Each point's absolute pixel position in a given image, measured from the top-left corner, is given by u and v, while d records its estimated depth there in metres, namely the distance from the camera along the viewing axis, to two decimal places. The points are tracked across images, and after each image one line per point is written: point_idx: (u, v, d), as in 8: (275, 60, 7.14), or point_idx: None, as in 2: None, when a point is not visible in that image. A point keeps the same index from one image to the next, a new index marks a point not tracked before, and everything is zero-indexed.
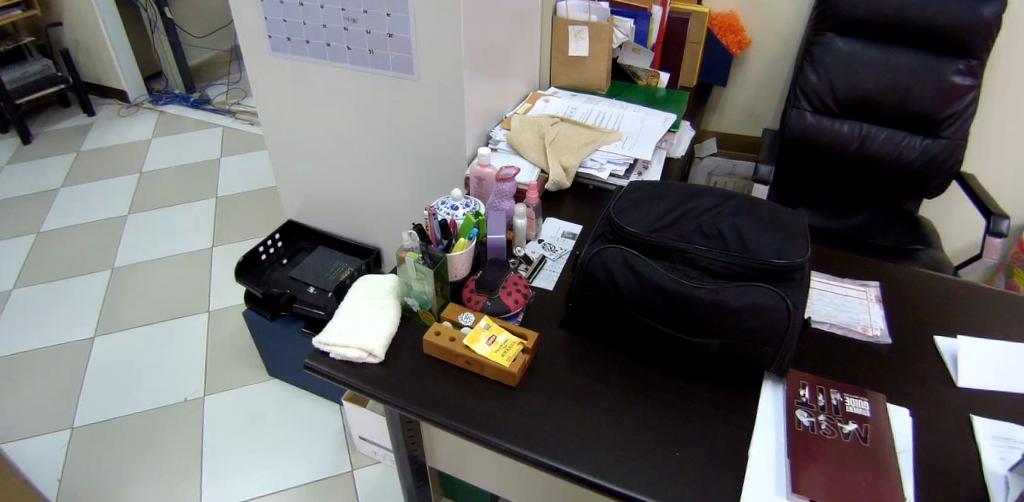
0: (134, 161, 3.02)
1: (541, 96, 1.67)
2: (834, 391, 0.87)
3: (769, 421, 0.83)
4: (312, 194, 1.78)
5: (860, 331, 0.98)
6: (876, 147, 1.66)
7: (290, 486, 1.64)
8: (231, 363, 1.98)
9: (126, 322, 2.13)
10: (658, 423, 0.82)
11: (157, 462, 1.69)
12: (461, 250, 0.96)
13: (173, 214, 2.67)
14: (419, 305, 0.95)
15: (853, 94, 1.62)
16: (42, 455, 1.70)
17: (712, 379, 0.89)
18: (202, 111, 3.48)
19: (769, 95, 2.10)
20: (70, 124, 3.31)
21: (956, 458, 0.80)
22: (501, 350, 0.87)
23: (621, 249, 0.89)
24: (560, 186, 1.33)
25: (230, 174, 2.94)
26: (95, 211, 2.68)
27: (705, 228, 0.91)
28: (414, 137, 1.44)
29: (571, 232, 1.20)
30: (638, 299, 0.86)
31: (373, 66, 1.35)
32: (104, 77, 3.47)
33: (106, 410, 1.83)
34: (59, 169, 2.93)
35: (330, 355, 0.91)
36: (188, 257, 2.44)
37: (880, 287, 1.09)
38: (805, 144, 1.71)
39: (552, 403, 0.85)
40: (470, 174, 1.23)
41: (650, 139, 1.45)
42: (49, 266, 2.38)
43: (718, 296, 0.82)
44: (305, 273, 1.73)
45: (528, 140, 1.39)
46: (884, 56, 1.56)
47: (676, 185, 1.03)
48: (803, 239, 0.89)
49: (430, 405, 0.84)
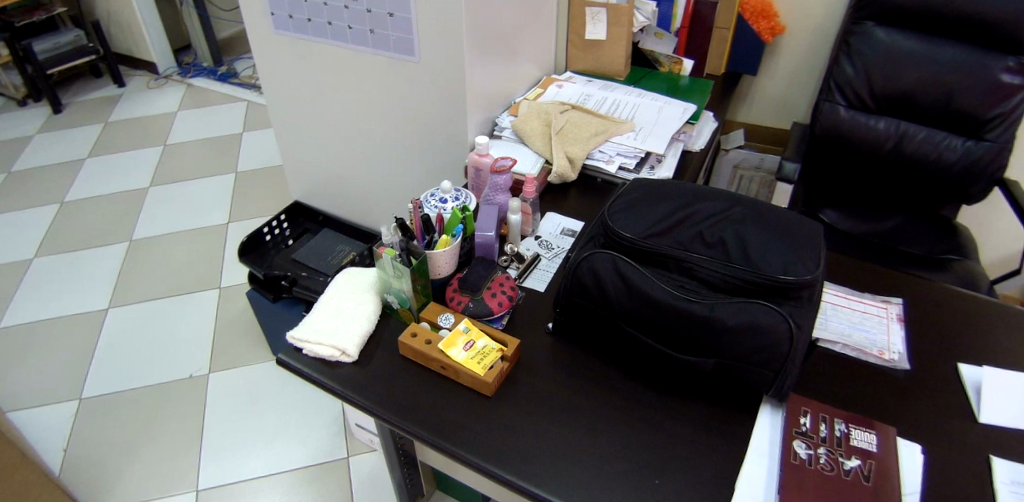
0: (159, 133, 3.04)
1: (554, 81, 1.59)
2: (838, 420, 0.81)
3: (763, 451, 0.78)
4: (320, 175, 1.75)
5: (875, 354, 0.91)
6: (914, 147, 1.53)
7: (285, 470, 1.64)
8: (236, 342, 1.98)
9: (140, 295, 2.16)
10: (643, 448, 0.77)
11: (159, 437, 1.71)
12: (444, 247, 0.90)
13: (193, 187, 2.69)
14: (398, 303, 0.90)
15: (890, 90, 1.50)
16: (51, 424, 1.74)
17: (707, 401, 0.83)
18: (229, 84, 3.47)
19: (802, 86, 1.98)
20: (100, 94, 3.35)
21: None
22: (478, 357, 0.82)
23: (612, 256, 0.83)
24: (564, 179, 1.26)
25: (251, 149, 2.94)
26: (117, 182, 2.71)
27: (705, 236, 0.84)
28: (417, 122, 1.39)
29: (571, 229, 1.13)
30: (628, 310, 0.80)
31: (375, 47, 1.30)
32: (135, 49, 3.49)
33: (114, 383, 1.86)
34: (87, 140, 2.97)
35: (303, 352, 0.87)
36: (204, 231, 2.45)
37: (902, 304, 1.01)
38: (835, 142, 1.60)
39: (529, 415, 0.80)
40: (468, 163, 1.16)
41: (666, 131, 1.36)
42: (70, 236, 2.42)
43: (713, 313, 0.76)
44: (309, 255, 1.70)
45: (534, 129, 1.32)
46: (927, 48, 1.44)
47: (680, 185, 0.95)
48: (816, 251, 0.82)
49: (400, 412, 0.80)
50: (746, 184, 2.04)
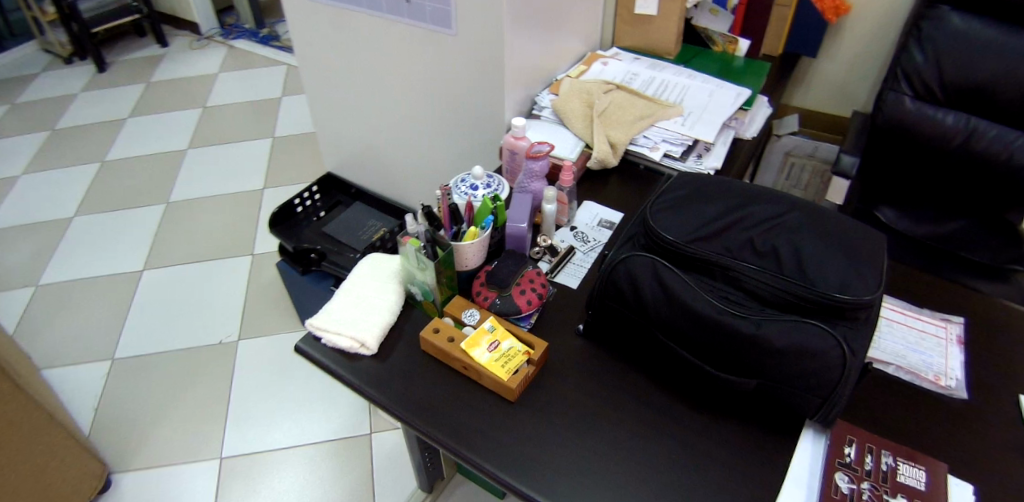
0: (199, 95, 3.05)
1: (599, 57, 1.49)
2: (886, 453, 0.74)
3: (800, 481, 0.72)
4: (353, 147, 1.71)
5: (931, 379, 0.84)
6: (987, 144, 1.39)
7: (308, 443, 1.64)
8: (266, 310, 1.99)
9: (175, 258, 2.18)
10: (670, 470, 0.72)
11: (186, 401, 1.74)
12: (472, 239, 0.84)
13: (231, 152, 2.69)
14: (421, 295, 0.86)
15: (966, 82, 1.37)
16: (85, 382, 1.78)
17: (745, 419, 0.77)
18: (270, 47, 3.44)
19: (866, 72, 1.82)
20: (143, 53, 3.37)
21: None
22: (502, 359, 0.77)
23: (652, 259, 0.77)
24: (605, 165, 1.18)
25: (289, 114, 2.92)
26: (157, 143, 2.73)
27: (756, 243, 0.76)
28: (451, 98, 1.32)
29: (609, 221, 1.06)
30: (664, 318, 0.74)
31: (411, 18, 1.23)
32: (179, 9, 3.50)
33: (146, 345, 1.89)
34: (129, 100, 3.00)
35: (322, 341, 0.84)
36: (240, 196, 2.46)
37: (963, 325, 0.93)
38: (901, 135, 1.47)
39: (551, 424, 0.75)
40: (503, 145, 1.10)
41: (717, 118, 1.27)
42: (110, 196, 2.46)
43: (758, 331, 0.69)
44: (339, 230, 1.67)
45: (576, 110, 1.25)
46: (1007, 38, 1.30)
47: (733, 182, 0.87)
48: (879, 269, 0.74)
49: (416, 413, 0.76)
50: (798, 172, 1.93)
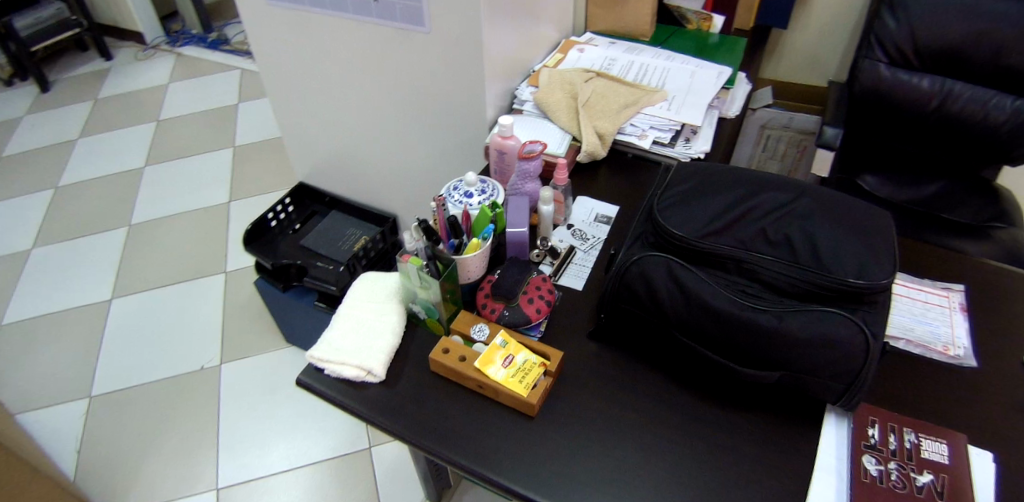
0: (151, 109, 2.90)
1: (574, 44, 1.44)
2: (908, 430, 0.74)
3: (829, 469, 0.71)
4: (324, 155, 1.64)
5: (940, 351, 0.84)
6: (962, 105, 1.41)
7: (306, 463, 1.59)
8: (247, 330, 1.91)
9: (145, 284, 2.08)
10: (700, 472, 0.70)
11: (174, 433, 1.66)
12: (474, 252, 0.81)
13: (191, 166, 2.57)
14: (425, 314, 0.82)
15: (940, 46, 1.37)
16: (64, 424, 1.69)
17: (766, 410, 0.75)
18: (221, 51, 3.29)
19: (836, 40, 1.82)
20: (87, 69, 3.19)
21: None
22: (519, 375, 0.74)
23: (664, 257, 0.74)
24: (594, 157, 1.15)
25: (248, 121, 2.80)
26: (112, 163, 2.60)
27: (769, 233, 0.75)
28: (427, 98, 1.27)
29: (605, 216, 1.04)
30: (682, 317, 0.72)
31: (379, 17, 1.17)
32: (120, 19, 3.31)
33: (124, 378, 1.80)
34: (77, 119, 2.84)
35: (325, 372, 0.79)
36: (206, 212, 2.35)
37: (965, 292, 0.93)
38: (878, 102, 1.48)
39: (575, 436, 0.72)
40: (490, 145, 1.05)
41: (701, 99, 1.24)
42: (68, 223, 2.33)
43: (779, 323, 0.68)
44: (317, 242, 1.60)
45: (559, 102, 1.21)
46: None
47: (738, 171, 0.86)
48: (892, 250, 0.73)
49: (433, 440, 0.72)
50: (774, 143, 1.92)
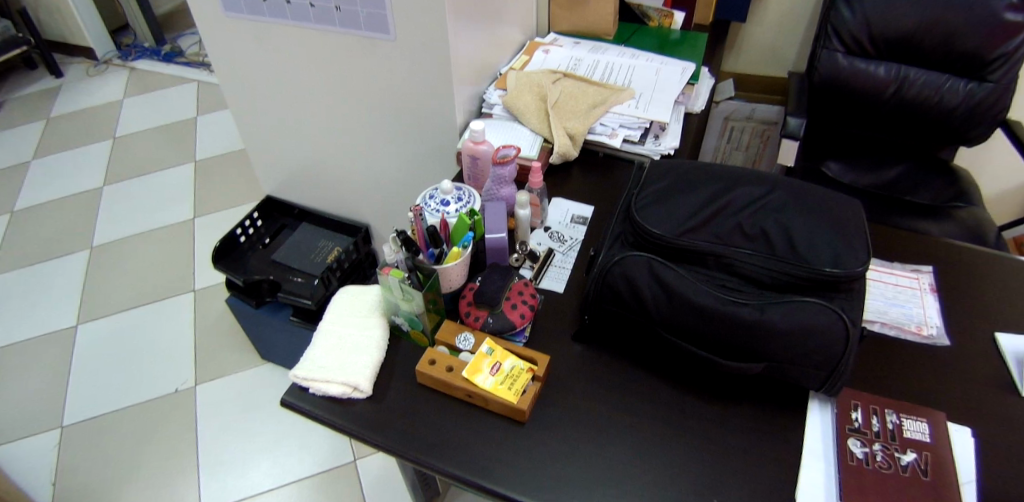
0: (107, 126, 2.81)
1: (539, 45, 1.45)
2: (889, 411, 0.77)
3: (817, 454, 0.73)
4: (291, 167, 1.61)
5: (914, 331, 0.87)
6: (916, 91, 1.47)
7: (291, 481, 1.57)
8: (221, 349, 1.87)
9: (112, 307, 2.02)
10: (693, 466, 0.71)
11: (153, 459, 1.62)
12: (455, 260, 0.80)
13: (152, 183, 2.49)
14: (408, 326, 0.81)
15: (893, 34, 1.41)
16: (34, 457, 1.63)
17: (752, 399, 0.77)
18: (176, 64, 3.20)
19: (792, 31, 1.87)
20: (36, 87, 3.07)
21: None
22: (507, 382, 0.74)
23: (645, 257, 0.75)
24: (566, 157, 1.16)
25: (209, 135, 2.73)
26: (69, 184, 2.50)
27: (745, 227, 0.77)
28: (395, 105, 1.26)
29: (581, 217, 1.05)
30: (666, 315, 0.73)
31: (343, 26, 1.16)
32: (67, 34, 3.19)
33: (96, 406, 1.74)
34: (28, 140, 2.73)
35: (310, 391, 0.78)
36: (171, 230, 2.29)
37: (933, 273, 0.97)
38: (837, 91, 1.52)
39: (568, 438, 0.73)
40: (462, 152, 1.05)
41: (668, 96, 1.26)
42: (26, 249, 2.24)
43: (762, 316, 0.70)
44: (288, 255, 1.58)
45: (528, 105, 1.21)
46: None
47: (711, 167, 0.88)
48: (863, 238, 0.76)
49: (427, 452, 0.72)
50: (738, 134, 1.96)
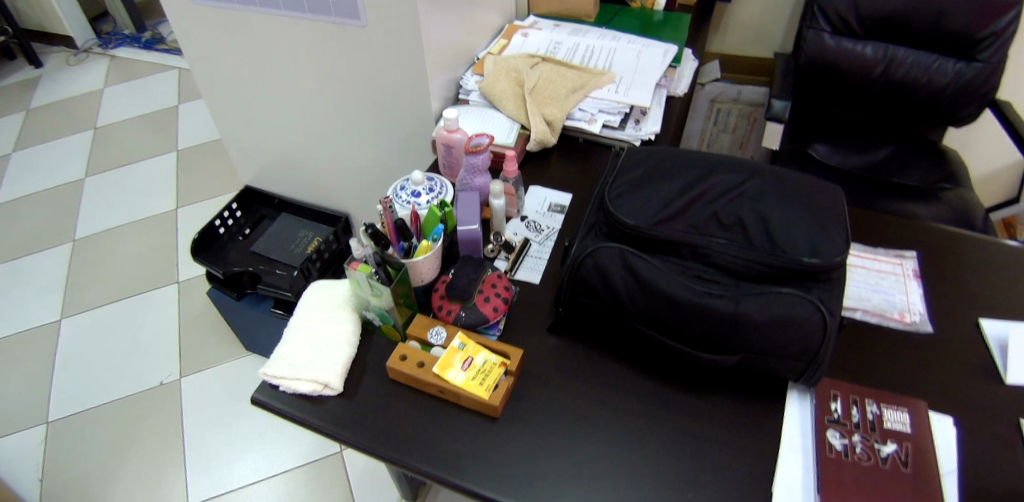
0: (87, 116, 2.75)
1: (518, 29, 1.42)
2: (869, 401, 0.76)
3: (796, 445, 0.73)
4: (270, 157, 1.58)
5: (897, 318, 0.86)
6: (903, 71, 1.45)
7: (277, 473, 1.57)
8: (206, 341, 1.85)
9: (95, 301, 1.99)
10: (668, 461, 0.70)
11: (139, 453, 1.61)
12: (425, 254, 0.79)
13: (134, 174, 2.45)
14: (380, 320, 0.80)
15: (878, 13, 1.39)
16: (20, 453, 1.62)
17: (729, 390, 0.77)
18: (157, 51, 3.14)
19: (778, 11, 1.84)
20: (15, 78, 3.01)
21: (1009, 486, 0.70)
22: (479, 377, 0.73)
23: (618, 248, 0.74)
24: (544, 144, 1.14)
25: (191, 124, 2.69)
26: (49, 176, 2.46)
27: (721, 216, 0.75)
28: (371, 93, 1.23)
29: (559, 205, 1.03)
30: (641, 307, 0.72)
31: (313, 12, 1.12)
32: (45, 22, 3.12)
33: (81, 401, 1.73)
34: (8, 132, 2.68)
35: (281, 389, 0.77)
36: (154, 222, 2.26)
37: (917, 258, 0.96)
38: (823, 71, 1.49)
39: (543, 434, 0.72)
40: (436, 140, 1.03)
41: (649, 79, 1.24)
42: (7, 243, 2.20)
43: (738, 308, 0.68)
44: (268, 247, 1.55)
45: (505, 90, 1.19)
46: None
47: (687, 153, 0.86)
48: (841, 226, 0.75)
49: (399, 451, 0.71)
50: (724, 117, 1.94)
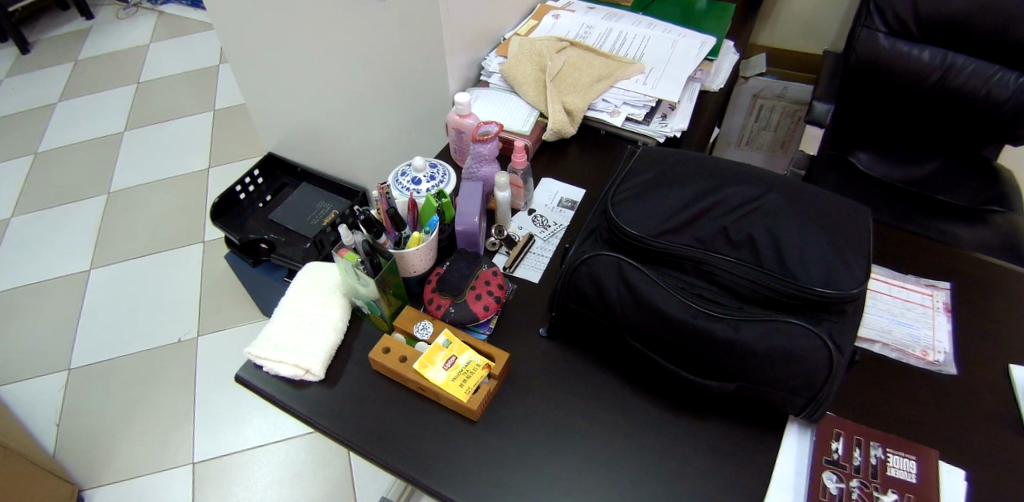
0: (131, 70, 2.81)
1: (549, 9, 1.35)
2: (875, 444, 0.70)
3: (786, 483, 0.68)
4: (293, 126, 1.57)
5: (918, 356, 0.80)
6: (961, 81, 1.33)
7: (280, 439, 1.59)
8: (224, 302, 1.89)
9: (124, 253, 2.05)
10: (648, 486, 0.67)
11: (152, 406, 1.66)
12: (416, 246, 0.77)
13: (170, 131, 2.50)
14: (368, 309, 0.79)
15: (941, 15, 1.28)
16: (44, 396, 1.69)
17: (722, 415, 0.73)
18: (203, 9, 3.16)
19: (834, 5, 1.72)
20: (68, 28, 3.08)
21: None
22: (459, 378, 0.71)
23: (616, 258, 0.70)
24: (562, 134, 1.09)
25: (229, 85, 2.71)
26: (91, 128, 2.53)
27: (731, 232, 0.70)
28: (390, 70, 1.20)
29: (569, 200, 0.99)
30: (633, 321, 0.68)
31: None
32: None
33: (103, 351, 1.79)
34: (57, 82, 2.76)
35: (263, 369, 0.76)
36: (185, 179, 2.30)
37: (950, 291, 0.89)
38: (873, 75, 1.39)
39: (520, 443, 0.70)
40: (448, 124, 1.00)
41: (681, 73, 1.17)
42: (47, 191, 2.28)
43: (737, 334, 0.64)
44: (285, 216, 1.56)
45: (527, 75, 1.14)
46: None
47: (704, 159, 0.81)
48: (863, 254, 0.69)
49: (373, 447, 0.70)
50: (767, 113, 1.83)
